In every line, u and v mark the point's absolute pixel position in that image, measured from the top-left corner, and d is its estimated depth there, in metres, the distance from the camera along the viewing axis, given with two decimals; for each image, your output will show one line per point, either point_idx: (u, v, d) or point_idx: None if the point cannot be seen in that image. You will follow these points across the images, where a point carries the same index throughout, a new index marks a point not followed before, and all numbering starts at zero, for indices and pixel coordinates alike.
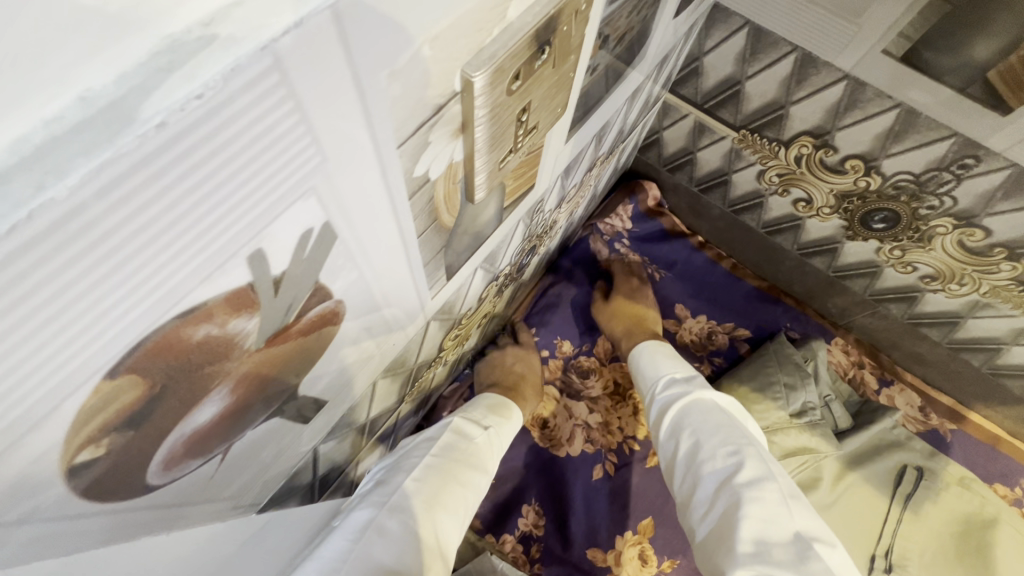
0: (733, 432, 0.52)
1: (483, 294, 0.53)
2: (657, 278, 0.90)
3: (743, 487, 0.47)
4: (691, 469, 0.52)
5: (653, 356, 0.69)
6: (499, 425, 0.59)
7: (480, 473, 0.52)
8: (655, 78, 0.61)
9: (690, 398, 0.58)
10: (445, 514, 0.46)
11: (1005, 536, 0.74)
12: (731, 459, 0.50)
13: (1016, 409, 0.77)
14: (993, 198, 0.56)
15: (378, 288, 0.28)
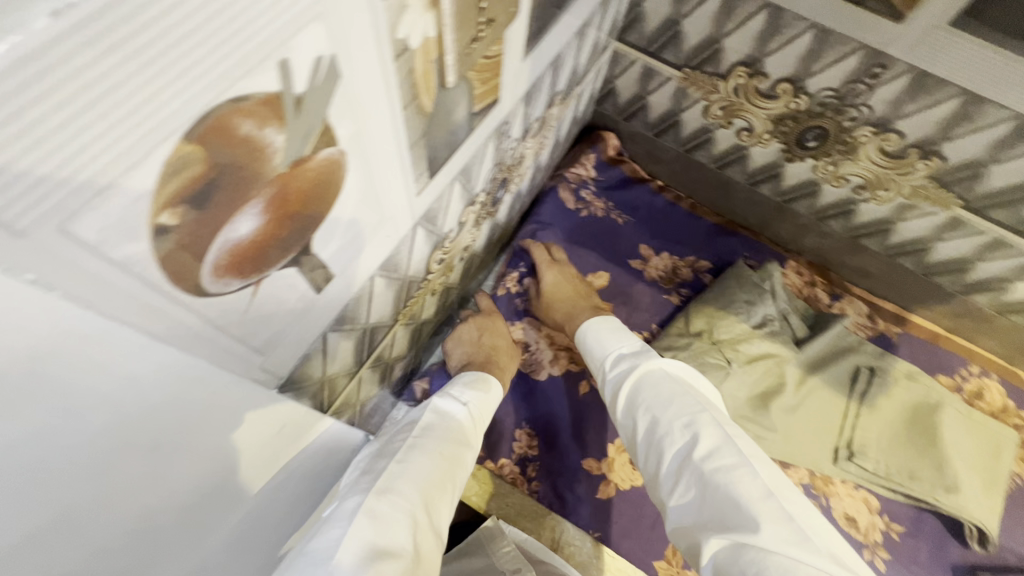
0: (685, 401, 0.52)
1: (462, 218, 0.59)
2: (621, 221, 0.96)
3: (706, 455, 0.48)
4: (653, 445, 0.52)
5: (601, 333, 0.67)
6: (477, 395, 0.62)
7: (467, 450, 0.55)
8: (602, 21, 0.68)
9: (642, 373, 0.57)
10: (435, 497, 0.49)
11: (951, 417, 0.82)
12: (690, 428, 0.50)
13: (948, 303, 0.86)
14: (901, 101, 0.64)
15: (377, 149, 0.33)
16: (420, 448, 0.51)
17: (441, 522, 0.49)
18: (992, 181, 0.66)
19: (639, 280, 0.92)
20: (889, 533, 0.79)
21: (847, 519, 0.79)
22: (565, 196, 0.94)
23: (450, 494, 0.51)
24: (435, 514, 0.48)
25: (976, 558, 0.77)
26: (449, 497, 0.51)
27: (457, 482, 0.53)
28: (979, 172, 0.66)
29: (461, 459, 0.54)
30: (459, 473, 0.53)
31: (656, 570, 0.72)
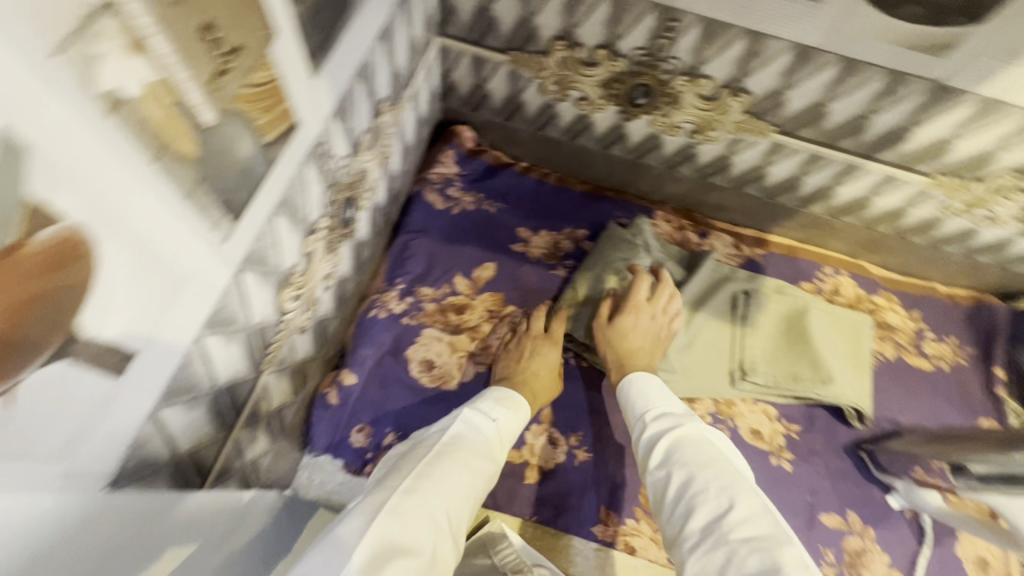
0: (726, 470, 0.54)
1: (306, 249, 0.56)
2: (494, 210, 0.96)
3: (742, 521, 0.49)
4: (684, 503, 0.53)
5: (646, 388, 0.69)
6: (506, 414, 0.65)
7: (492, 462, 0.58)
8: (411, 19, 0.67)
9: (681, 430, 0.59)
10: (457, 500, 0.50)
11: (818, 318, 0.91)
12: (729, 496, 0.51)
13: (793, 218, 0.96)
14: (700, 48, 0.69)
15: (136, 220, 0.31)
16: (446, 453, 0.54)
17: (462, 527, 0.50)
18: (794, 105, 0.73)
19: (524, 262, 0.92)
20: (789, 434, 0.86)
21: (753, 433, 0.86)
22: (431, 198, 0.93)
23: (472, 499, 0.52)
24: (457, 517, 0.50)
25: (860, 434, 0.87)
26: (469, 501, 0.52)
27: (481, 491, 0.54)
28: (781, 99, 0.73)
29: (484, 467, 0.56)
30: (482, 484, 0.55)
31: (594, 533, 0.77)
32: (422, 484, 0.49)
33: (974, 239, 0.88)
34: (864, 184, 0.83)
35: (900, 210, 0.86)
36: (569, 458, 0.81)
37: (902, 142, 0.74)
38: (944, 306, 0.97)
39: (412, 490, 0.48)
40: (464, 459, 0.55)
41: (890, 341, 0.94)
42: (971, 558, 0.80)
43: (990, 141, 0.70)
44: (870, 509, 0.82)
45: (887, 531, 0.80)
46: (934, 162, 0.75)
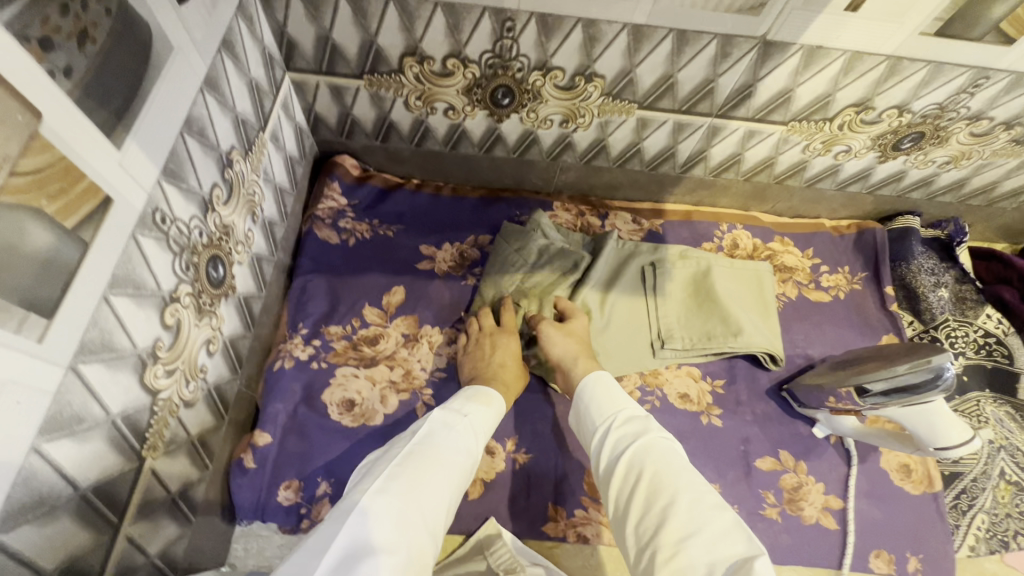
0: (693, 481, 0.57)
1: (167, 321, 0.53)
2: (392, 233, 0.93)
3: (711, 535, 0.52)
4: (653, 516, 0.56)
5: (603, 392, 0.71)
6: (482, 407, 0.67)
7: (471, 455, 0.60)
8: (244, 63, 0.64)
9: (647, 439, 0.62)
10: (438, 498, 0.52)
11: (722, 275, 0.94)
12: (699, 512, 0.54)
13: (682, 184, 0.99)
14: (543, 42, 0.70)
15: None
16: (428, 451, 0.56)
17: (440, 523, 0.52)
18: (644, 81, 0.75)
19: (431, 280, 0.90)
20: (715, 391, 0.90)
21: (681, 398, 0.89)
22: (324, 235, 0.90)
23: (450, 494, 0.55)
24: (437, 513, 0.52)
25: (779, 376, 0.91)
26: (447, 496, 0.54)
27: (457, 485, 0.57)
28: (632, 78, 0.75)
29: (462, 461, 0.58)
30: (459, 479, 0.57)
31: (547, 532, 0.77)
32: (406, 484, 0.51)
33: (842, 173, 0.93)
34: (732, 142, 0.87)
35: (771, 160, 0.91)
36: (509, 464, 0.80)
37: (751, 98, 0.78)
38: (833, 239, 1.02)
39: (389, 493, 0.49)
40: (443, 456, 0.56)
41: (790, 282, 0.98)
42: (893, 467, 0.85)
43: (824, 83, 0.74)
44: (798, 444, 0.86)
45: (817, 461, 0.85)
46: (784, 111, 0.80)
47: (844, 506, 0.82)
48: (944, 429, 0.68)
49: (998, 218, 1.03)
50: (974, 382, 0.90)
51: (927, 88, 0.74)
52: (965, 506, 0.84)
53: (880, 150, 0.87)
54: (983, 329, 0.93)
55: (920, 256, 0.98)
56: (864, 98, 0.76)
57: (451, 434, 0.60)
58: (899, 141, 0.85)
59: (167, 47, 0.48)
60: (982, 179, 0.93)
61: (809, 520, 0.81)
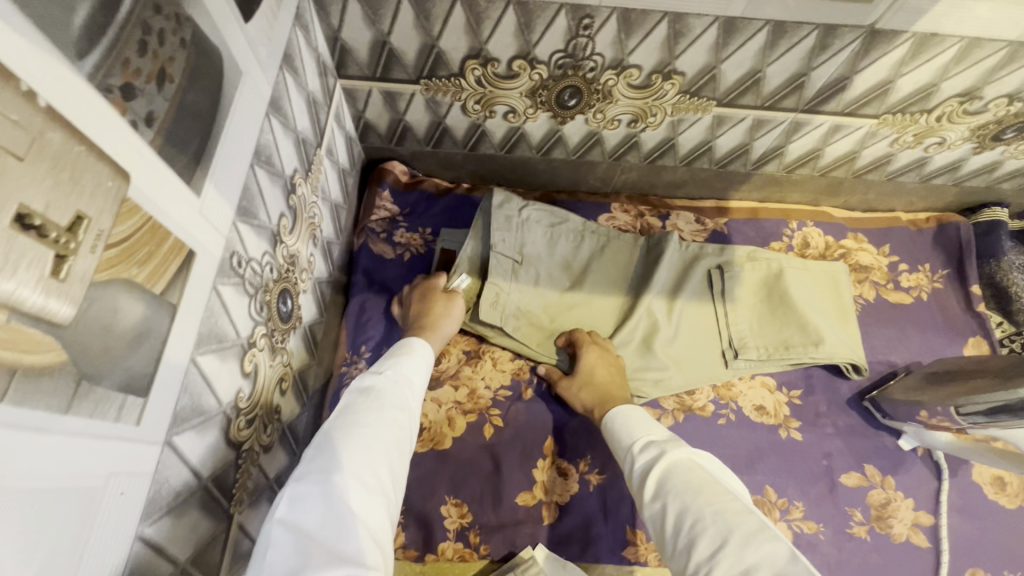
0: (715, 489, 0.51)
1: (247, 368, 0.50)
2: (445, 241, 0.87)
3: (741, 543, 0.46)
4: (683, 535, 0.49)
5: (629, 418, 0.65)
6: (396, 365, 0.61)
7: (398, 410, 0.55)
8: (302, 76, 0.59)
9: (666, 459, 0.56)
10: (374, 460, 0.48)
11: (796, 279, 0.87)
12: (724, 519, 0.48)
13: (750, 181, 0.93)
14: (622, 39, 0.64)
15: (9, 480, 0.25)
16: (350, 419, 0.51)
17: (384, 482, 0.48)
18: (729, 77, 0.69)
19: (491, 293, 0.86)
20: (792, 401, 0.85)
21: (758, 410, 0.84)
22: (379, 250, 0.86)
23: (389, 455, 0.51)
24: (378, 474, 0.48)
25: (862, 385, 0.86)
26: (388, 456, 0.50)
27: (398, 443, 0.53)
28: (715, 74, 0.69)
29: (391, 418, 0.54)
30: (394, 432, 0.53)
31: (627, 557, 0.74)
32: (328, 459, 0.46)
33: (930, 165, 0.86)
34: (813, 138, 0.80)
35: (853, 154, 0.84)
36: (583, 486, 0.77)
37: (844, 91, 0.71)
38: (911, 235, 0.95)
39: (316, 468, 0.46)
40: (365, 420, 0.51)
41: (867, 283, 0.92)
42: (987, 481, 0.81)
43: (931, 73, 0.67)
44: (885, 458, 0.81)
45: (905, 476, 0.80)
46: (878, 103, 0.73)
47: (936, 522, 0.78)
48: None
49: None
50: None
51: None
52: None
53: (978, 141, 0.80)
54: None
55: (1009, 252, 0.92)
56: (973, 88, 0.69)
57: (368, 399, 0.54)
58: (1001, 131, 0.77)
59: (236, 72, 0.43)
60: None
61: (899, 538, 0.77)
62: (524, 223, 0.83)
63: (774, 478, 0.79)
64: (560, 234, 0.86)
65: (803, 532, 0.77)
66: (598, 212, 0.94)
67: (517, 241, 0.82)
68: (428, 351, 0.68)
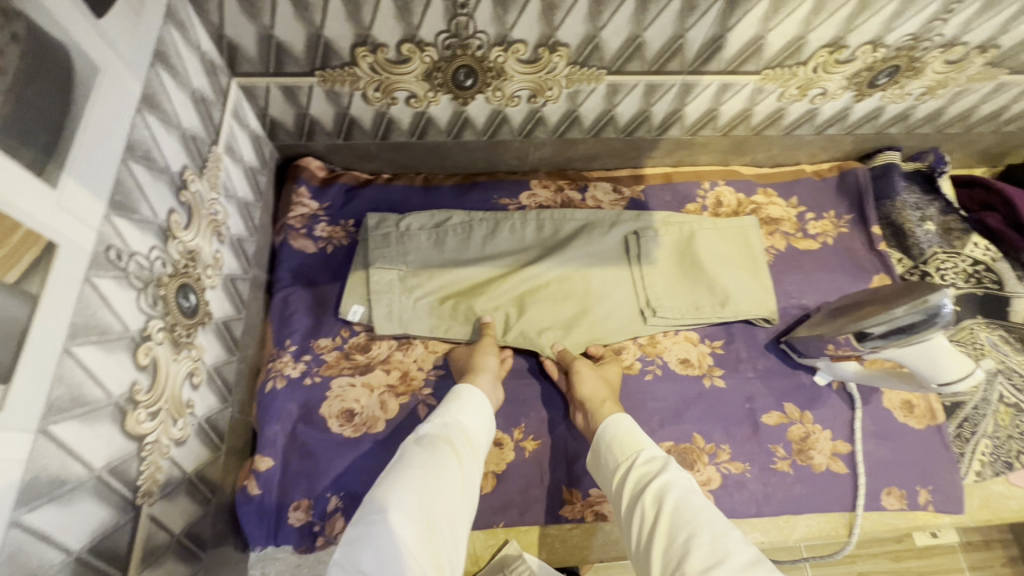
0: (714, 518, 0.55)
1: (142, 362, 0.50)
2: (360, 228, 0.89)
3: (737, 564, 0.50)
4: (678, 546, 0.54)
5: (622, 433, 0.68)
6: (450, 412, 0.66)
7: (450, 456, 0.61)
8: (183, 75, 0.60)
9: (666, 475, 0.61)
10: (427, 506, 0.54)
11: (705, 239, 0.91)
12: (720, 543, 0.53)
13: (659, 147, 0.97)
14: (500, 15, 0.66)
15: None
16: (409, 468, 0.57)
17: (437, 524, 0.54)
18: (611, 45, 0.72)
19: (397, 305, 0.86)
20: (714, 351, 0.89)
21: (682, 363, 0.87)
22: (300, 244, 0.87)
23: (444, 500, 0.56)
24: (435, 517, 0.54)
25: (776, 330, 0.90)
26: (441, 500, 0.56)
27: (453, 488, 0.58)
28: (597, 43, 0.72)
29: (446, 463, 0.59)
30: (448, 478, 0.58)
31: (565, 515, 0.77)
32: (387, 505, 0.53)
33: (820, 116, 0.91)
34: (706, 99, 0.84)
35: (747, 112, 0.88)
36: (518, 454, 0.80)
37: (721, 50, 0.75)
38: (816, 184, 1.01)
39: (375, 511, 0.52)
40: (420, 468, 0.57)
41: (777, 234, 0.97)
42: (896, 405, 0.86)
43: (795, 26, 0.72)
44: (802, 395, 0.86)
45: (822, 409, 0.85)
46: (756, 60, 0.77)
47: (852, 449, 0.83)
48: (944, 362, 0.68)
49: (978, 143, 1.03)
50: (967, 311, 0.91)
51: (900, 19, 0.72)
52: (968, 433, 0.85)
53: (857, 89, 0.85)
54: (971, 258, 0.93)
55: (903, 192, 0.98)
56: (838, 37, 0.74)
57: (427, 446, 0.61)
58: (874, 78, 0.83)
59: (92, 68, 0.44)
60: (959, 106, 0.92)
61: (820, 468, 0.82)
62: (407, 232, 0.86)
63: (701, 425, 0.83)
64: (446, 231, 0.87)
65: (730, 472, 0.81)
66: (518, 190, 0.97)
67: (399, 254, 0.84)
68: (479, 391, 0.71)
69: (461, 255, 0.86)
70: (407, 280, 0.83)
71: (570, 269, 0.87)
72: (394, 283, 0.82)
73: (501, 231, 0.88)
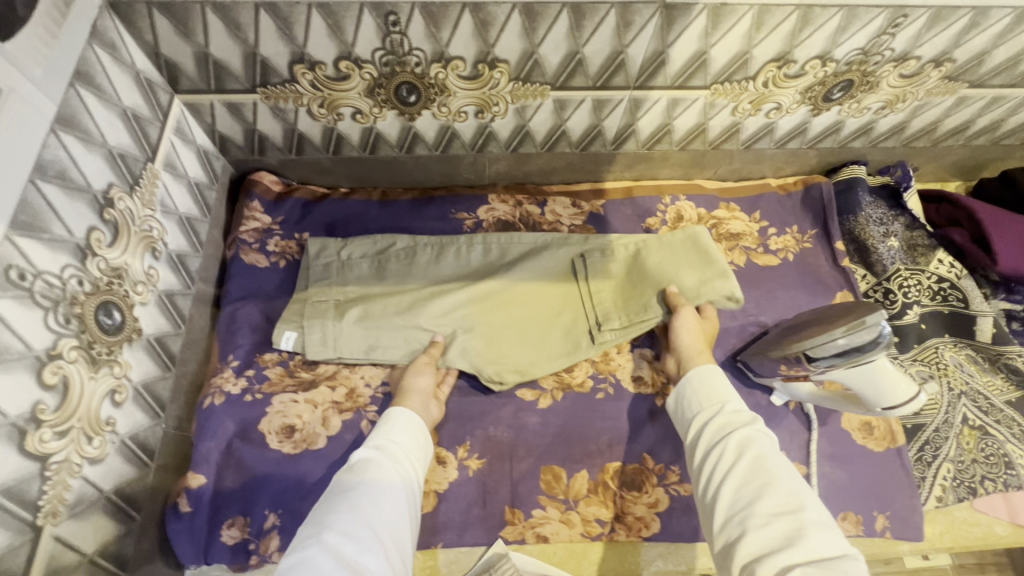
0: (795, 475, 0.57)
1: (48, 381, 0.50)
2: (304, 242, 0.89)
3: (806, 519, 0.52)
4: (750, 491, 0.56)
5: (713, 380, 0.70)
6: (380, 432, 0.67)
7: (388, 473, 0.62)
8: (111, 94, 0.61)
9: (757, 427, 0.62)
10: (364, 521, 0.55)
11: (653, 254, 0.89)
12: (798, 495, 0.54)
13: (618, 160, 0.96)
14: (434, 33, 0.66)
15: None
16: (340, 493, 0.58)
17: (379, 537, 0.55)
18: (550, 61, 0.72)
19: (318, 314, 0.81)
20: None
21: (635, 381, 0.85)
22: (252, 259, 0.86)
23: (382, 513, 0.57)
24: (374, 532, 0.55)
25: (735, 346, 0.88)
26: (378, 513, 0.57)
27: (393, 503, 0.59)
28: (536, 59, 0.71)
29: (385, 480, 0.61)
30: (389, 494, 0.59)
31: (505, 537, 0.76)
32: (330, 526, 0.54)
33: (778, 130, 0.89)
34: (657, 113, 0.83)
35: (701, 126, 0.87)
36: (461, 472, 0.79)
37: (665, 65, 0.74)
38: (780, 199, 0.99)
39: (309, 536, 0.53)
40: (354, 490, 0.58)
41: (738, 249, 0.95)
42: (855, 427, 0.83)
43: (738, 41, 0.71)
44: (758, 415, 0.84)
45: (777, 430, 0.83)
46: (703, 74, 0.76)
47: (807, 472, 0.81)
48: (887, 387, 0.65)
49: (949, 156, 1.00)
50: (933, 329, 0.88)
51: (846, 34, 0.71)
52: (930, 457, 0.82)
53: (812, 103, 0.83)
54: (936, 275, 0.90)
55: (867, 206, 0.96)
56: (783, 52, 0.73)
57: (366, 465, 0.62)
58: (828, 92, 0.81)
59: None
60: (922, 120, 0.90)
61: None
62: (348, 262, 0.86)
63: (650, 445, 0.81)
64: (388, 258, 0.88)
65: (679, 494, 0.79)
66: (476, 204, 0.96)
67: (337, 284, 0.84)
68: (409, 411, 0.71)
69: (403, 279, 0.87)
70: (344, 305, 0.82)
71: (518, 284, 0.87)
72: (331, 305, 0.82)
73: (446, 255, 0.89)
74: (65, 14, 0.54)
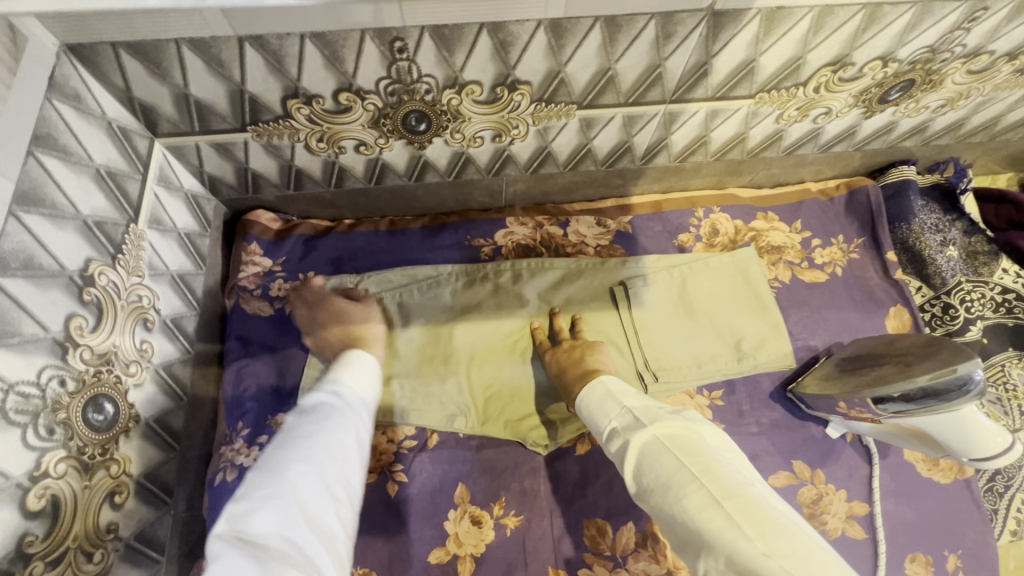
0: (681, 478, 0.51)
1: (33, 505, 0.44)
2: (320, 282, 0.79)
3: (706, 543, 0.47)
4: (673, 528, 0.51)
5: (598, 401, 0.64)
6: (342, 378, 0.60)
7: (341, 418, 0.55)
8: (78, 154, 0.53)
9: (633, 446, 0.57)
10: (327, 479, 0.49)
11: (702, 282, 0.85)
12: (693, 510, 0.49)
13: (647, 174, 0.87)
14: (447, 58, 0.58)
15: None
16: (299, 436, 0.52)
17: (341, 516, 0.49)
18: (578, 79, 0.63)
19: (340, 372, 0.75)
20: (714, 404, 0.79)
21: None
22: (254, 308, 0.78)
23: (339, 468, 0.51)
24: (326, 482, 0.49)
25: (784, 376, 0.82)
26: (325, 455, 0.51)
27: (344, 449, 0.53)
28: (563, 78, 0.62)
29: (315, 431, 0.52)
30: (332, 451, 0.52)
31: None
32: (231, 505, 0.45)
33: (825, 135, 0.81)
34: (693, 126, 0.75)
35: (741, 136, 0.78)
36: (499, 531, 0.72)
37: (708, 75, 0.65)
38: (823, 206, 0.91)
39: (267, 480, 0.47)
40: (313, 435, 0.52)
41: (781, 264, 0.87)
42: (919, 458, 0.77)
43: (792, 46, 0.62)
44: (814, 451, 0.77)
45: (835, 466, 0.77)
46: (749, 83, 0.67)
47: (871, 511, 0.74)
48: (977, 440, 0.59)
49: (1004, 149, 0.92)
50: (996, 345, 0.82)
51: (915, 31, 0.62)
52: (1002, 487, 0.78)
53: (865, 106, 0.75)
54: (1000, 285, 0.85)
55: (920, 212, 0.88)
56: (841, 55, 0.64)
57: (297, 422, 0.54)
58: (885, 93, 0.72)
59: None
60: (983, 116, 0.81)
61: (835, 534, 0.73)
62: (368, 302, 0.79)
63: None
64: (412, 298, 0.81)
65: None
66: (493, 229, 0.87)
67: None
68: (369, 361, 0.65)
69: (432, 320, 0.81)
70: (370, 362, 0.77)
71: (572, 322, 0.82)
72: None
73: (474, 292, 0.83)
74: (14, 72, 0.45)
